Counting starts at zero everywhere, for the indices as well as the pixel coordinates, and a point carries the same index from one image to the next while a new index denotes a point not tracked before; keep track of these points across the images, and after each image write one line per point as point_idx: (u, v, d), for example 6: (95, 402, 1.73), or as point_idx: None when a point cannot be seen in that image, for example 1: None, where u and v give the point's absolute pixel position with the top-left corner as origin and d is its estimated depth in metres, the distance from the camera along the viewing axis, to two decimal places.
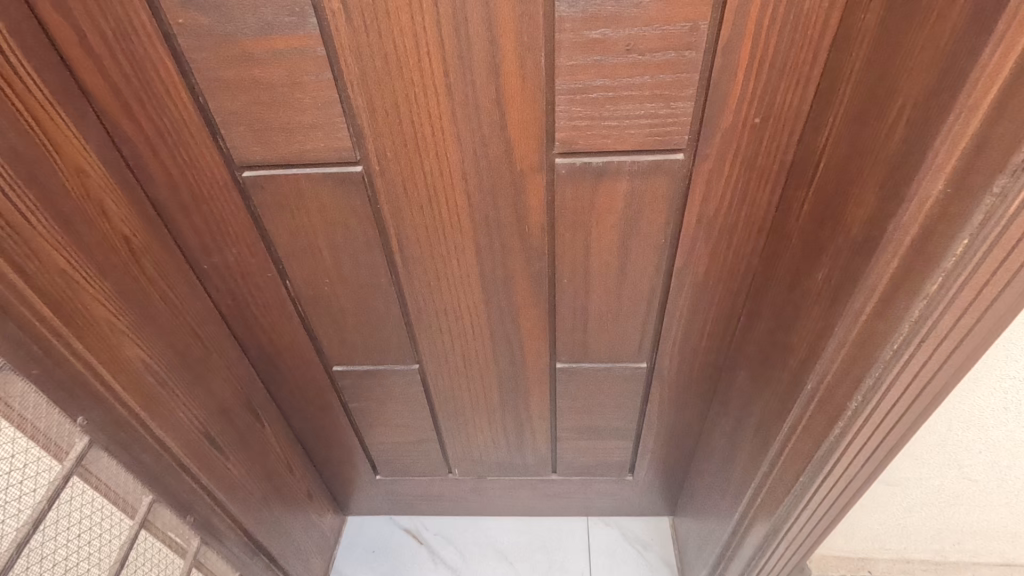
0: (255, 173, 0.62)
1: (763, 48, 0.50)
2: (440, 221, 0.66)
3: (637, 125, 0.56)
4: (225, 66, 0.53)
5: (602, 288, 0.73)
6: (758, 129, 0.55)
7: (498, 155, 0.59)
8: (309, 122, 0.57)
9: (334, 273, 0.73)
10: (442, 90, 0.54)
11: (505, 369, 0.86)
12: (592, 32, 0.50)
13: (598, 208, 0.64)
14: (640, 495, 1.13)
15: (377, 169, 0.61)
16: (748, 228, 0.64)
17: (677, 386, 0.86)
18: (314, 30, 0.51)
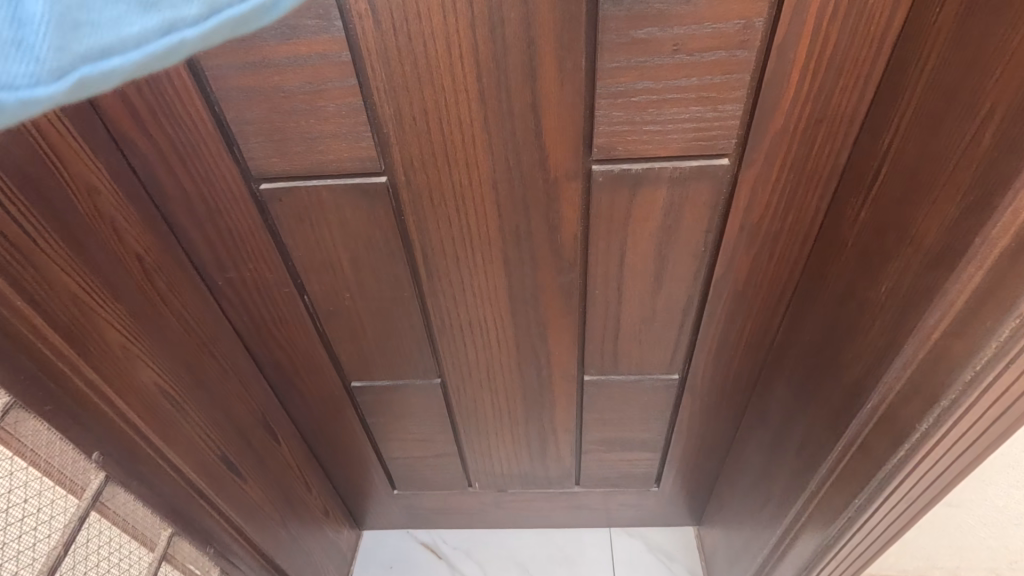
0: (273, 186, 0.59)
1: (820, 46, 0.47)
2: (467, 232, 0.63)
3: (681, 130, 0.53)
4: (242, 73, 0.50)
5: (635, 299, 0.70)
6: (810, 132, 0.52)
7: (532, 163, 0.56)
8: (332, 131, 0.54)
9: (354, 287, 0.69)
10: (475, 96, 0.51)
11: (530, 383, 0.83)
12: (637, 32, 0.47)
13: (635, 216, 0.61)
14: (665, 506, 1.10)
15: (402, 179, 0.58)
16: (794, 235, 0.61)
17: (708, 397, 0.83)
18: (338, 34, 0.47)
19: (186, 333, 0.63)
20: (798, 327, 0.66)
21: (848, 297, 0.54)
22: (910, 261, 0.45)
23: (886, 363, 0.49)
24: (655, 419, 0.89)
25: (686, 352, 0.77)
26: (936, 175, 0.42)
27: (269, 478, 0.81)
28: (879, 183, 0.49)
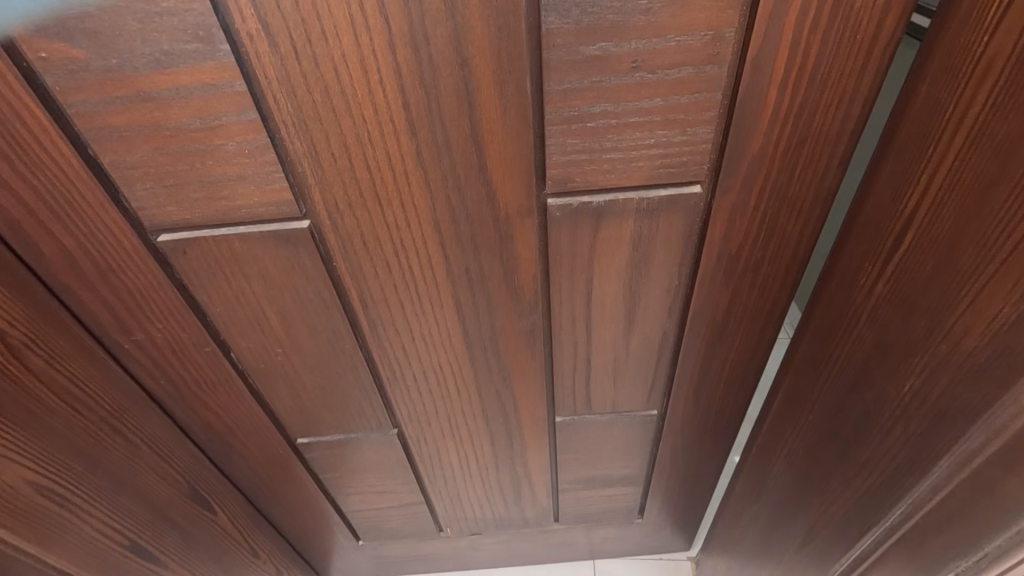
0: (173, 237, 0.49)
1: (801, 59, 0.40)
2: (411, 279, 0.55)
3: (647, 157, 0.46)
4: (112, 108, 0.41)
5: (606, 337, 0.63)
6: (792, 154, 0.46)
7: (479, 200, 0.48)
8: (236, 173, 0.45)
9: (286, 343, 0.60)
10: (404, 127, 0.43)
11: (497, 428, 0.75)
12: (589, 47, 0.39)
13: (601, 252, 0.53)
14: (651, 537, 1.04)
15: (327, 223, 0.49)
16: (776, 265, 0.55)
17: (692, 431, 0.77)
18: (227, 59, 0.38)
19: (74, 415, 0.53)
20: (798, 394, 0.59)
21: (864, 379, 0.48)
22: (948, 357, 0.39)
23: (919, 471, 0.43)
24: (635, 455, 0.82)
25: (665, 388, 0.70)
26: (979, 264, 0.36)
27: (199, 553, 0.72)
28: (899, 255, 0.43)
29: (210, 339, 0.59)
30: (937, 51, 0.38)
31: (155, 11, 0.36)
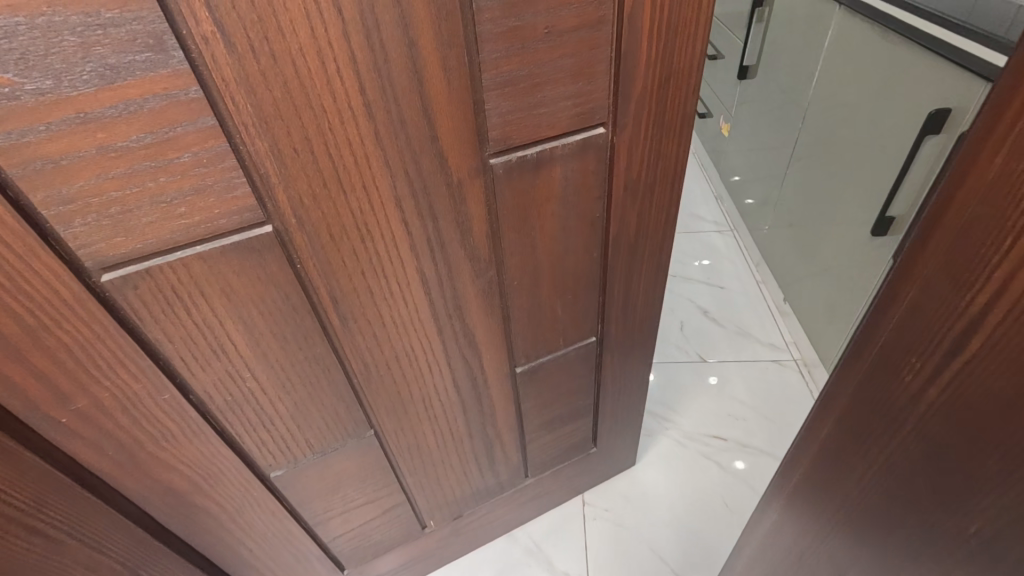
0: (121, 273, 0.46)
1: (661, 13, 0.53)
2: (377, 263, 0.57)
3: (563, 108, 0.55)
4: (46, 137, 0.37)
5: (549, 280, 0.72)
6: (663, 89, 0.59)
7: (432, 171, 0.53)
8: (193, 187, 0.44)
9: (253, 364, 0.58)
10: (361, 111, 0.46)
11: (469, 397, 0.80)
12: (510, 20, 0.47)
13: (540, 201, 0.62)
14: (605, 461, 1.17)
15: (292, 222, 0.50)
16: (664, 182, 0.69)
17: (623, 346, 0.90)
18: (181, 65, 0.38)
19: None
20: (828, 483, 0.49)
21: (917, 497, 0.38)
22: None
23: None
24: (585, 387, 0.94)
25: (599, 315, 0.82)
26: None
27: None
28: (962, 362, 0.33)
29: (169, 382, 0.54)
30: (1012, 109, 0.28)
31: (95, 22, 0.35)
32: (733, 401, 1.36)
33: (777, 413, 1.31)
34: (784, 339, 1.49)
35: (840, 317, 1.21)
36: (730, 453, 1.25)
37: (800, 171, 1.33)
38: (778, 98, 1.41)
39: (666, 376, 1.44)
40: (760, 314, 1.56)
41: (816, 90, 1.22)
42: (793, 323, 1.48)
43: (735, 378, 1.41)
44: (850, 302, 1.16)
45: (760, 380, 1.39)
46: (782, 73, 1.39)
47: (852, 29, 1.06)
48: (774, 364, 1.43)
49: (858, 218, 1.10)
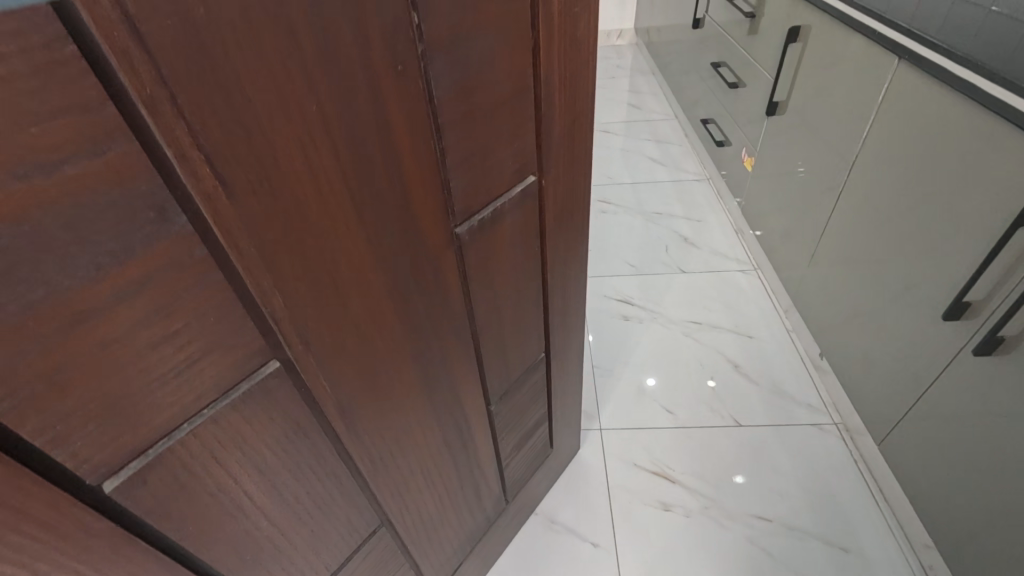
0: (126, 474, 0.39)
1: (565, 71, 0.62)
2: (374, 355, 0.56)
3: (506, 168, 0.61)
4: (35, 356, 0.31)
5: (508, 315, 0.77)
6: (570, 130, 0.69)
7: (413, 254, 0.54)
8: (201, 349, 0.39)
9: (269, 510, 0.53)
10: (353, 220, 0.46)
11: (456, 447, 0.81)
12: (463, 106, 0.51)
13: (496, 249, 0.67)
14: (564, 454, 1.26)
15: (300, 349, 0.47)
16: (577, 204, 0.79)
17: (564, 348, 1.00)
18: (185, 228, 0.35)
19: None
20: None
21: None
22: None
23: None
24: (539, 397, 1.01)
25: (543, 330, 0.90)
26: None
27: None
28: None
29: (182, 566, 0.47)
30: None
31: (90, 211, 0.30)
32: (773, 472, 1.25)
33: (818, 482, 1.23)
34: (821, 399, 1.39)
35: (879, 375, 1.14)
36: (776, 536, 1.15)
37: (841, 214, 1.24)
38: (818, 141, 1.32)
39: (702, 443, 1.33)
40: (793, 367, 1.47)
41: (865, 145, 1.13)
42: (830, 381, 1.38)
43: (773, 443, 1.31)
44: (889, 364, 1.10)
45: (796, 445, 1.30)
46: (818, 119, 1.32)
47: (908, 87, 0.99)
48: (815, 428, 1.33)
49: (900, 275, 1.05)
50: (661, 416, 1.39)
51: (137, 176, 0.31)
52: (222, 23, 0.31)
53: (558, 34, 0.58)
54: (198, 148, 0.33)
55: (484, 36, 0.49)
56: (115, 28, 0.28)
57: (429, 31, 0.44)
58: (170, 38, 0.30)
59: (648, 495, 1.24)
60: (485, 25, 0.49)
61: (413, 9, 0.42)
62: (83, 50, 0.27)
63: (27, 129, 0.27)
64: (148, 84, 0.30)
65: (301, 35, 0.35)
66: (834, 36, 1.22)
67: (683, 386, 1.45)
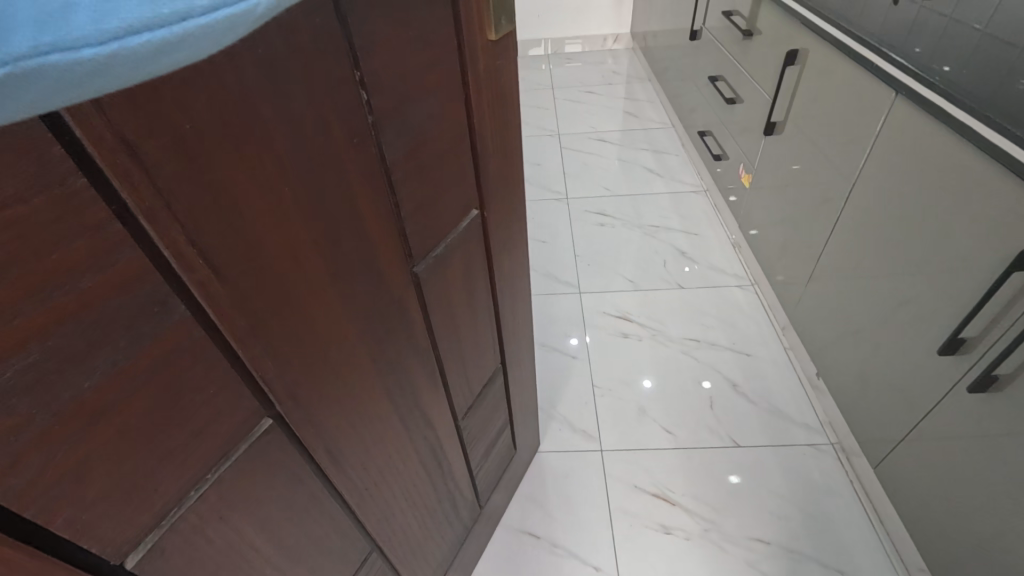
0: (146, 546, 0.41)
1: (495, 115, 0.70)
2: (354, 395, 0.60)
3: (450, 207, 0.67)
4: (61, 456, 0.34)
5: (465, 337, 0.83)
6: (501, 165, 0.76)
7: (381, 298, 0.59)
8: (206, 419, 0.43)
9: (271, 557, 0.56)
10: (327, 279, 0.50)
11: (432, 465, 0.86)
12: (412, 161, 0.57)
13: (451, 280, 0.73)
14: (525, 454, 1.35)
15: (289, 403, 0.51)
16: (514, 225, 0.87)
17: (517, 356, 1.08)
18: (186, 314, 0.38)
19: None
20: None
21: None
22: None
23: None
24: (500, 404, 1.08)
25: (498, 344, 0.97)
26: None
27: None
28: None
29: None
30: None
31: (106, 316, 0.33)
32: (769, 494, 1.32)
33: (810, 502, 1.30)
34: (818, 419, 1.46)
35: (872, 391, 1.24)
36: (775, 559, 1.22)
37: (841, 238, 1.33)
38: (817, 164, 1.42)
39: (700, 466, 1.38)
40: (792, 388, 1.54)
41: (863, 174, 1.23)
42: (827, 402, 1.45)
43: (772, 465, 1.38)
44: (879, 375, 1.22)
45: (795, 466, 1.37)
46: (822, 139, 1.39)
47: (898, 122, 1.09)
48: (812, 448, 1.40)
49: (894, 298, 1.14)
50: (660, 437, 1.45)
51: (143, 277, 0.34)
52: (204, 131, 0.35)
53: (486, 85, 0.66)
54: (190, 243, 0.37)
55: (424, 100, 0.56)
56: (118, 154, 0.31)
57: (378, 103, 0.49)
58: (163, 155, 0.33)
59: (647, 517, 1.30)
60: (425, 90, 0.55)
61: (363, 87, 0.47)
62: (93, 180, 0.30)
63: (50, 256, 0.29)
64: (145, 195, 0.33)
65: (271, 128, 0.40)
66: (836, 66, 1.29)
67: (682, 409, 1.51)
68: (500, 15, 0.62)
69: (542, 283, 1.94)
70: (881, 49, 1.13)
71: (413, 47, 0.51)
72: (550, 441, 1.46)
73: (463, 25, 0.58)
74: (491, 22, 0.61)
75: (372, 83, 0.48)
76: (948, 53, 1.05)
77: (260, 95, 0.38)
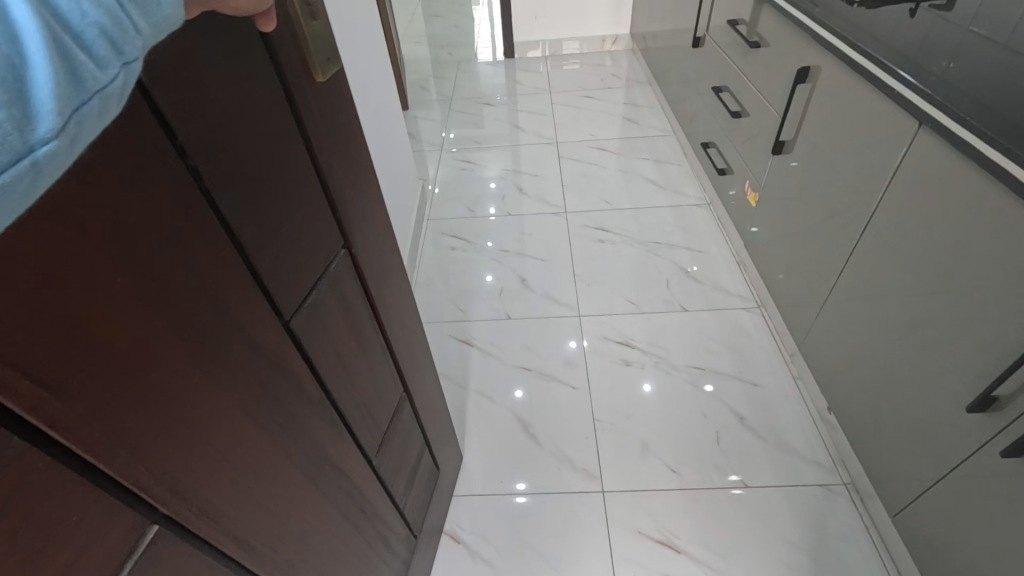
0: None
1: (337, 149, 0.67)
2: (251, 471, 0.56)
3: (316, 256, 0.65)
4: None
5: (362, 378, 0.81)
6: (357, 200, 0.74)
7: (257, 365, 0.55)
8: (80, 549, 0.38)
9: None
10: (192, 360, 0.46)
11: (354, 513, 0.82)
12: (260, 218, 0.54)
13: (332, 325, 0.70)
14: (444, 489, 1.33)
15: (172, 501, 0.46)
16: (384, 254, 0.86)
17: (419, 380, 1.07)
18: (22, 444, 0.34)
19: None
20: None
21: None
22: None
23: None
24: (413, 430, 1.06)
25: (396, 373, 0.95)
26: None
27: None
28: None
29: None
30: None
31: None
32: (779, 540, 1.27)
33: (825, 548, 1.26)
34: (830, 456, 1.43)
35: (889, 426, 1.21)
36: None
37: (858, 269, 1.29)
38: (827, 186, 1.39)
39: (707, 506, 1.34)
40: (800, 420, 1.50)
41: (883, 205, 1.18)
42: (838, 437, 1.41)
43: (781, 507, 1.33)
44: (898, 411, 1.18)
45: (806, 507, 1.33)
46: (837, 160, 1.35)
47: (922, 155, 1.06)
48: (823, 489, 1.36)
49: (919, 335, 1.10)
50: (664, 476, 1.40)
51: None
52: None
53: (322, 122, 0.63)
54: (12, 367, 0.32)
55: (260, 152, 0.52)
56: None
57: (207, 167, 0.46)
58: None
59: (651, 566, 1.25)
60: (260, 143, 0.52)
61: (182, 156, 0.43)
62: None
63: None
64: None
65: (81, 215, 0.35)
66: (852, 89, 1.26)
67: (685, 444, 1.46)
68: (319, 52, 0.59)
69: (540, 304, 1.90)
70: (900, 75, 1.09)
71: (238, 103, 0.48)
72: (551, 482, 1.41)
73: (286, 70, 0.55)
74: (313, 61, 0.59)
75: (196, 150, 0.44)
76: (966, 78, 1.01)
77: (61, 189, 0.34)
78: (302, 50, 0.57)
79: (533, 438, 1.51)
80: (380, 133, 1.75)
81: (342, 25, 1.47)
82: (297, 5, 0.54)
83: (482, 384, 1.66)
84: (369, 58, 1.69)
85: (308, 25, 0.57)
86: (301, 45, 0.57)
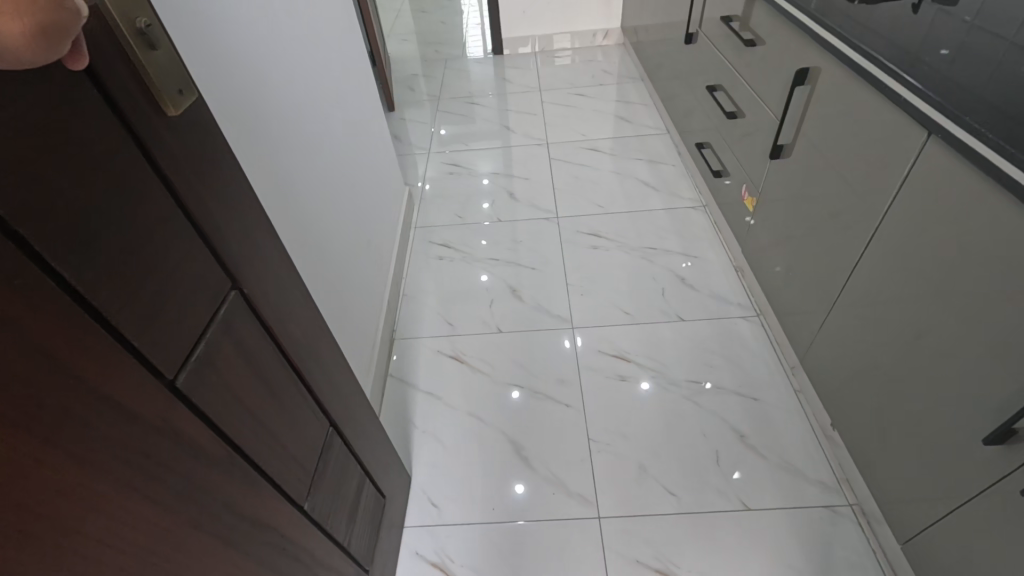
0: None
1: (212, 183, 0.59)
2: (149, 555, 0.50)
3: (198, 303, 0.58)
4: None
5: (278, 424, 0.74)
6: (247, 235, 0.67)
7: (137, 438, 0.48)
8: None
9: None
10: (43, 450, 0.39)
11: (288, 565, 0.76)
12: (117, 273, 0.47)
13: (230, 373, 0.63)
14: (395, 519, 1.28)
15: None
16: (288, 286, 0.78)
17: (351, 409, 1.01)
18: None
19: None
20: None
21: None
22: None
23: None
24: (349, 461, 1.00)
25: (320, 408, 0.89)
26: None
27: None
28: None
29: None
30: None
31: None
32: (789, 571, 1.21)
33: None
34: (835, 476, 1.37)
35: (895, 446, 1.15)
36: None
37: (863, 281, 1.22)
38: (830, 193, 1.32)
39: (706, 531, 1.29)
40: (805, 438, 1.45)
41: (889, 217, 1.11)
42: (843, 455, 1.36)
43: (784, 532, 1.27)
44: (905, 432, 1.12)
45: (811, 532, 1.27)
46: (841, 165, 1.26)
47: (930, 166, 0.98)
48: (828, 512, 1.31)
49: (926, 355, 1.04)
50: (664, 499, 1.35)
51: None
52: None
53: (185, 155, 0.55)
54: None
55: (103, 201, 0.45)
56: None
57: (28, 226, 0.38)
58: None
59: None
60: (102, 191, 0.45)
61: None
62: None
63: None
64: None
65: None
66: (854, 94, 1.18)
67: (684, 466, 1.41)
68: (166, 83, 0.52)
69: (529, 314, 1.84)
70: (907, 81, 1.00)
71: (58, 150, 0.41)
72: (549, 508, 1.35)
73: (122, 104, 0.47)
74: (159, 93, 0.51)
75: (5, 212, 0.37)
76: (978, 83, 0.93)
77: None
78: (143, 82, 0.49)
79: (527, 461, 1.45)
80: (358, 142, 1.65)
81: (313, 31, 1.38)
82: (127, 32, 0.47)
83: (467, 402, 1.60)
84: (346, 62, 1.59)
85: (148, 54, 0.49)
86: (140, 76, 0.49)
